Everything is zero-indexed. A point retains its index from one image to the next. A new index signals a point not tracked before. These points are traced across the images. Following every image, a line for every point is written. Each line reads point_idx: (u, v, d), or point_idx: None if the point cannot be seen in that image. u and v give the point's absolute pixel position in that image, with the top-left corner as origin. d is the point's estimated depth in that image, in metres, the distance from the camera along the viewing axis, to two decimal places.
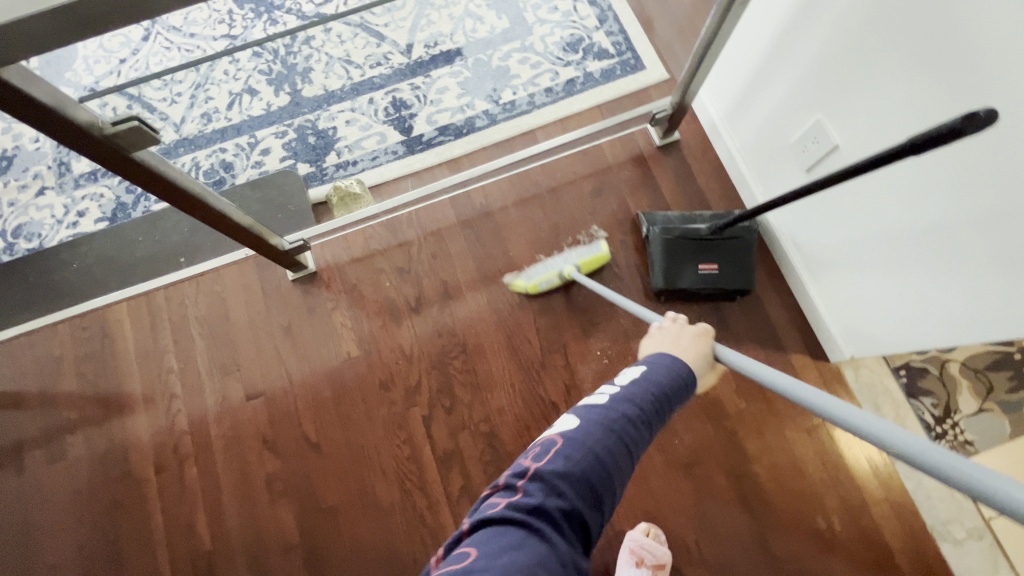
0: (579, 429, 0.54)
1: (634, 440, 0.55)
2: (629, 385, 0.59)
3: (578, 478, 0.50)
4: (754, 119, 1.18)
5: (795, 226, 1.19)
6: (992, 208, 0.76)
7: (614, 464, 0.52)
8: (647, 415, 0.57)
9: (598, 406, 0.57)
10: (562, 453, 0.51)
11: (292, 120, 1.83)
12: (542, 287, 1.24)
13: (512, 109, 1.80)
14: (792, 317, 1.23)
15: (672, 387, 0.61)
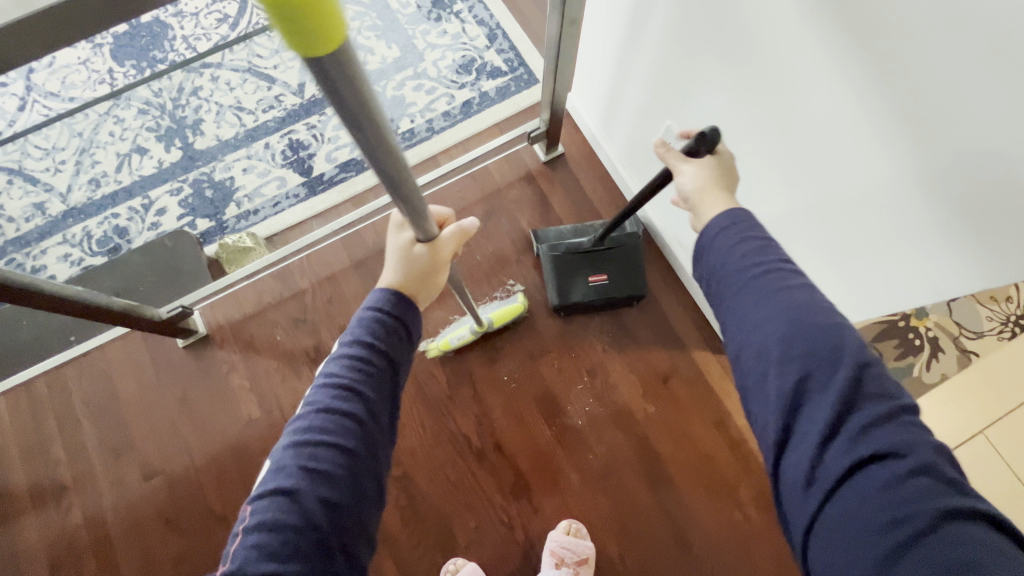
0: (287, 469, 0.50)
1: (349, 439, 0.51)
2: (326, 378, 0.54)
3: (288, 529, 0.47)
4: (621, 126, 1.19)
5: (674, 227, 1.20)
6: (825, 199, 0.79)
7: (330, 485, 0.49)
8: (353, 404, 0.53)
9: (302, 427, 0.52)
10: (265, 517, 0.48)
11: (186, 175, 1.76)
12: (453, 344, 1.19)
13: (411, 138, 1.79)
14: (691, 314, 1.24)
15: (382, 343, 0.57)
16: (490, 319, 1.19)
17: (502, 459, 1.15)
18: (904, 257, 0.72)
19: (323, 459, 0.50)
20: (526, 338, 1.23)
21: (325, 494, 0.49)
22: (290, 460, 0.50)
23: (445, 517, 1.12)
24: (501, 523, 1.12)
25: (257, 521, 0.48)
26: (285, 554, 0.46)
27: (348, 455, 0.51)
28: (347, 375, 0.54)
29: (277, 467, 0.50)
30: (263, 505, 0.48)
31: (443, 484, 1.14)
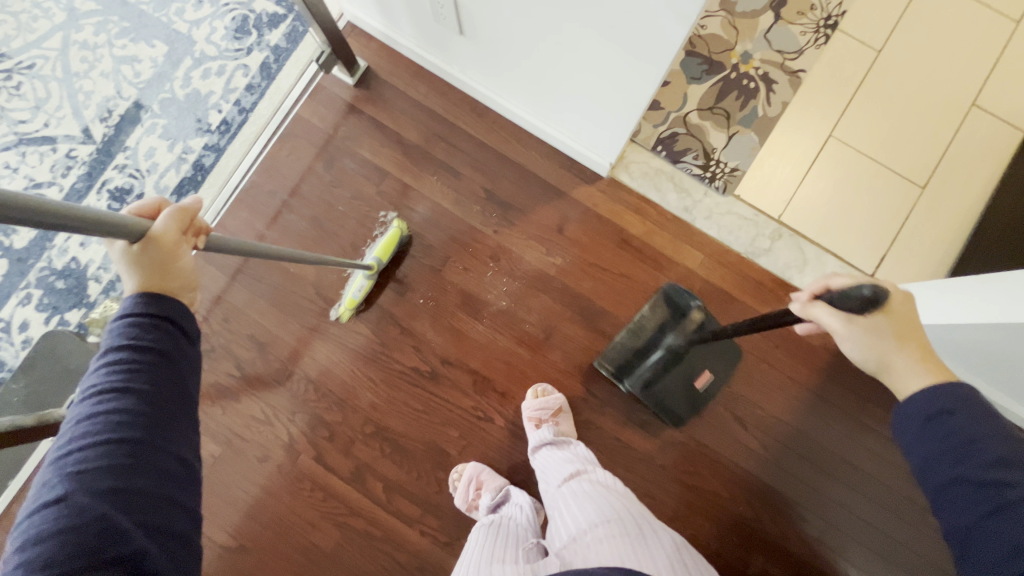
0: (50, 483, 0.45)
1: (125, 431, 0.48)
2: (88, 383, 0.50)
3: (63, 545, 0.42)
4: (396, 10, 1.12)
5: (500, 88, 1.18)
6: None
7: (110, 484, 0.46)
8: (125, 398, 0.49)
9: (66, 437, 0.47)
10: (30, 541, 0.43)
11: (26, 279, 1.60)
12: (358, 296, 1.19)
13: (230, 128, 1.66)
14: (555, 160, 1.26)
15: (151, 332, 0.53)
16: (378, 257, 1.19)
17: (454, 369, 1.20)
18: (650, 12, 0.72)
19: (101, 459, 0.47)
20: (424, 257, 1.24)
21: (107, 495, 0.45)
22: (56, 471, 0.46)
23: (431, 442, 1.19)
24: (480, 420, 1.20)
25: (21, 549, 0.42)
26: (62, 562, 0.42)
27: (131, 448, 0.48)
28: (111, 372, 0.50)
29: (41, 491, 0.45)
30: (29, 531, 0.43)
31: (415, 417, 1.19)
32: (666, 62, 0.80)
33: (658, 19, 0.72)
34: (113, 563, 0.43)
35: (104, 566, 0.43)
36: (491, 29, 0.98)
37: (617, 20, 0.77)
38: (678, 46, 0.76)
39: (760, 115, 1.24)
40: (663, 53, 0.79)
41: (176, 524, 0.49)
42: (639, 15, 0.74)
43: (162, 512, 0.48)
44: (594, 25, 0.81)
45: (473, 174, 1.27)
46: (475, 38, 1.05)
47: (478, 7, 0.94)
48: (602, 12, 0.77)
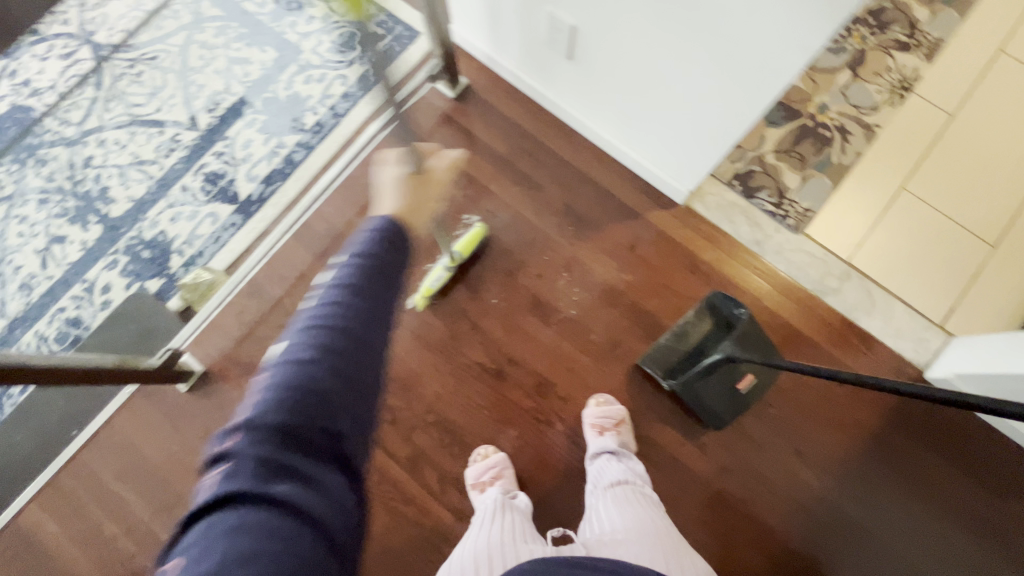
0: (286, 350, 0.49)
1: (353, 325, 0.51)
2: (332, 274, 0.54)
3: (296, 406, 0.46)
4: (507, 36, 1.25)
5: (591, 112, 1.28)
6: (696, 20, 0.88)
7: (335, 366, 0.49)
8: (357, 295, 0.53)
9: (306, 314, 0.52)
10: (269, 393, 0.46)
11: (116, 245, 1.71)
12: (435, 286, 1.26)
13: (322, 129, 1.79)
14: (633, 183, 1.33)
15: (387, 248, 0.58)
16: (458, 253, 1.26)
17: (518, 369, 1.24)
18: (773, 41, 0.82)
19: (336, 343, 0.50)
20: (500, 259, 1.30)
21: (334, 376, 0.48)
22: (298, 341, 0.50)
23: (488, 438, 1.21)
24: (538, 422, 1.22)
25: (261, 397, 0.47)
26: (293, 420, 0.46)
27: (357, 341, 0.51)
28: (351, 270, 0.54)
29: (285, 352, 0.49)
30: (272, 384, 0.47)
31: (475, 410, 1.22)
32: (777, 88, 0.89)
33: (780, 48, 0.82)
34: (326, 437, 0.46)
35: (321, 438, 0.46)
36: (603, 54, 1.08)
37: (737, 47, 0.87)
38: (792, 74, 0.85)
39: (835, 161, 1.30)
40: (776, 79, 0.87)
41: (371, 423, 0.51)
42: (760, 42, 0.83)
43: (364, 407, 0.51)
44: (712, 51, 0.91)
45: (555, 188, 1.34)
46: (580, 64, 1.15)
47: (596, 32, 1.05)
48: (724, 37, 0.87)
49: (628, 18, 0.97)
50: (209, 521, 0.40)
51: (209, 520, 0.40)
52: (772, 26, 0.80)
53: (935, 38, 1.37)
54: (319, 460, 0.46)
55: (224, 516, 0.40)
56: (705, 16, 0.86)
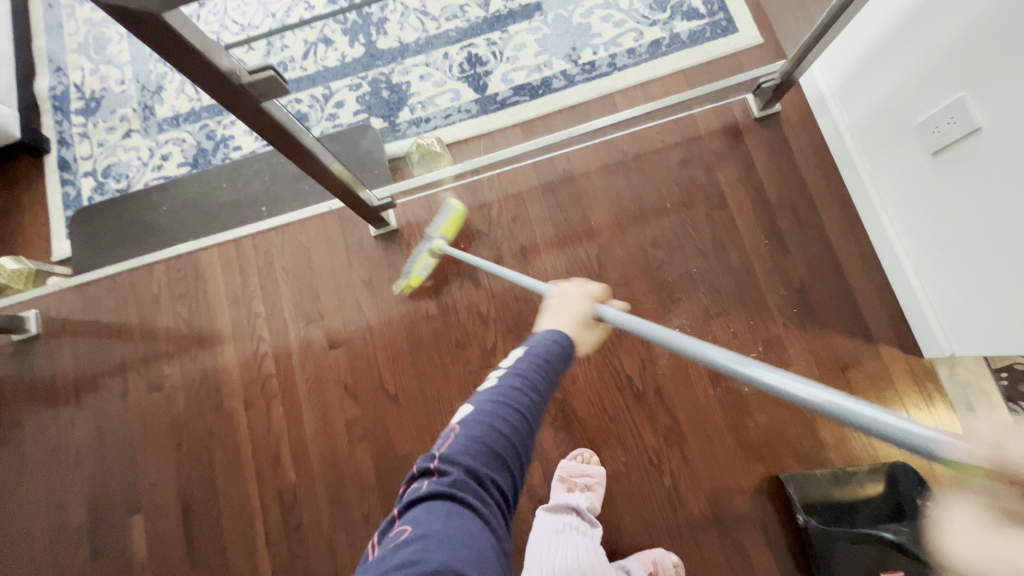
0: (473, 412, 0.57)
1: (526, 406, 0.58)
2: (518, 355, 0.62)
3: (479, 456, 0.54)
4: (875, 90, 1.09)
5: (902, 212, 1.11)
6: None
7: (514, 433, 0.56)
8: (536, 379, 0.60)
9: (490, 389, 0.59)
10: (461, 434, 0.55)
11: (365, 73, 1.74)
12: (423, 274, 1.22)
13: (591, 71, 1.73)
14: (885, 305, 1.18)
15: (558, 353, 0.64)
16: (441, 236, 1.22)
17: (660, 404, 1.18)
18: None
19: (519, 417, 0.57)
20: (705, 295, 1.21)
21: (509, 441, 0.55)
22: (485, 406, 0.57)
23: (596, 445, 1.17)
24: (649, 464, 1.15)
25: (458, 435, 0.55)
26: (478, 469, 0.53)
27: (529, 419, 0.57)
28: (533, 355, 0.62)
29: (473, 414, 0.56)
30: (467, 437, 0.54)
31: (600, 413, 1.18)
32: None
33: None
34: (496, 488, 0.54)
35: (493, 488, 0.54)
36: (980, 173, 0.91)
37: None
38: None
39: None
40: None
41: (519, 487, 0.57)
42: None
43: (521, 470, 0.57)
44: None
45: (801, 262, 1.21)
46: (943, 166, 0.98)
47: (995, 151, 0.87)
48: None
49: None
50: (425, 508, 0.51)
51: (422, 522, 0.49)
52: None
53: None
54: (489, 506, 0.53)
55: (434, 510, 0.50)
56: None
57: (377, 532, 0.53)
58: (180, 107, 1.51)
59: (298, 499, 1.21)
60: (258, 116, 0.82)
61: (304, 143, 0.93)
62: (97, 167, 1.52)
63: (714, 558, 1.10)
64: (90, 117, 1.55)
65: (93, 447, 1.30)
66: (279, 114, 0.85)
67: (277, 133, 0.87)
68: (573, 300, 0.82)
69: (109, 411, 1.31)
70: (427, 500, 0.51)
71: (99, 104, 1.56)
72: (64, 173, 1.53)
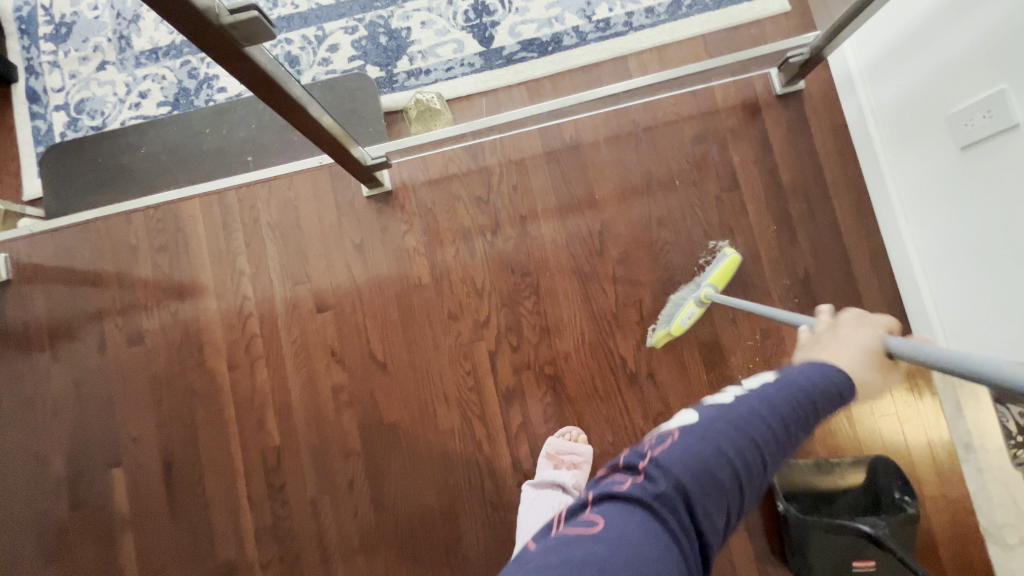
0: (700, 423, 0.51)
1: (767, 442, 0.49)
2: (765, 387, 0.53)
3: (698, 475, 0.47)
4: (909, 73, 1.02)
5: (919, 208, 1.07)
6: None
7: (737, 470, 0.47)
8: (787, 414, 0.50)
9: (724, 405, 0.53)
10: (679, 443, 0.49)
11: (363, 14, 1.65)
12: (685, 324, 1.13)
13: (605, 29, 1.61)
14: (886, 300, 1.16)
15: (829, 394, 0.53)
16: (711, 285, 1.13)
17: (652, 387, 1.17)
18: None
19: (753, 447, 0.48)
20: (707, 280, 1.19)
21: (737, 474, 0.47)
22: (715, 420, 0.50)
23: (586, 423, 1.17)
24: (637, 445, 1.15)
25: (678, 443, 0.49)
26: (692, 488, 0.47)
27: (766, 459, 0.49)
28: (787, 386, 0.52)
29: (701, 421, 0.51)
30: (685, 444, 0.49)
31: (591, 392, 1.17)
32: None
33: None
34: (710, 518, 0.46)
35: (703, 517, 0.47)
36: (1011, 174, 0.86)
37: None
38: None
39: None
40: None
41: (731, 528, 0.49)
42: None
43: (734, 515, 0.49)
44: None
45: (807, 251, 1.18)
46: (972, 162, 0.93)
47: None
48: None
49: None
50: (617, 511, 0.47)
51: (615, 520, 0.46)
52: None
53: None
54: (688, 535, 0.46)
55: (629, 513, 0.46)
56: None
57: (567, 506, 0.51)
58: (159, 40, 1.39)
59: (283, 461, 1.20)
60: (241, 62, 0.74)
61: (291, 95, 0.85)
62: (69, 101, 1.40)
63: None
64: (60, 44, 1.42)
65: (70, 399, 1.27)
66: (263, 61, 0.77)
67: (262, 81, 0.80)
68: (852, 331, 0.60)
69: (87, 363, 1.27)
70: (625, 499, 0.47)
71: (70, 31, 1.42)
72: (32, 105, 1.42)
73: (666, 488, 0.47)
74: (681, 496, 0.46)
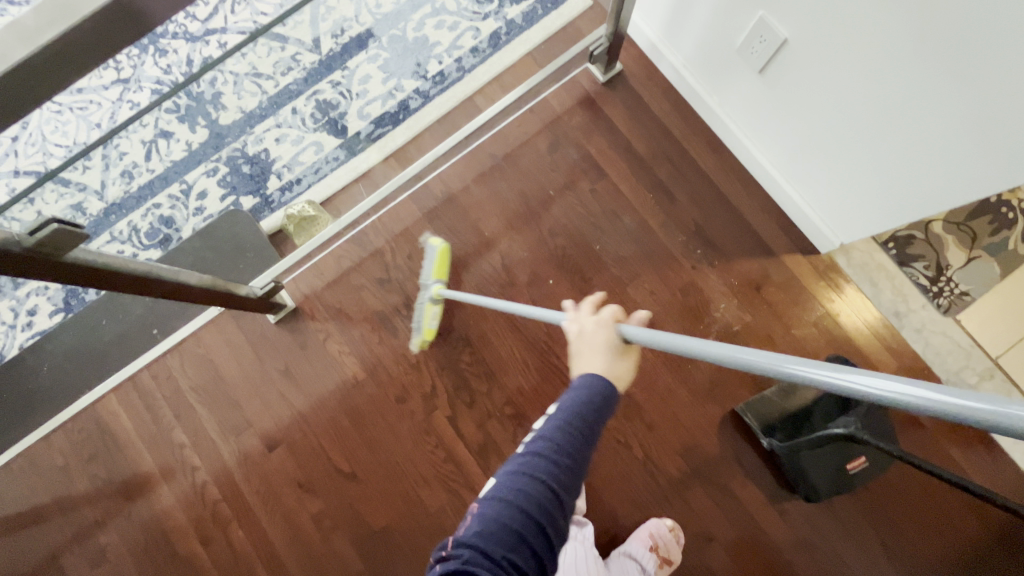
0: (495, 485, 0.58)
1: (554, 480, 0.58)
2: (549, 419, 0.63)
3: (500, 542, 0.54)
4: (692, 30, 1.13)
5: (751, 132, 1.18)
6: (955, 69, 0.76)
7: (530, 515, 0.55)
8: (570, 446, 0.60)
9: (517, 455, 0.61)
10: (477, 512, 0.57)
11: (219, 153, 1.65)
12: (434, 323, 1.18)
13: (444, 81, 1.70)
14: (773, 218, 1.23)
15: (607, 401, 0.65)
16: (435, 279, 1.19)
17: None
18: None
19: (545, 486, 0.57)
20: (613, 267, 1.23)
21: (533, 519, 0.55)
22: (507, 479, 0.58)
23: None
24: (619, 446, 1.16)
25: (479, 513, 0.57)
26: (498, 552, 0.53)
27: (556, 494, 0.57)
28: (568, 417, 0.62)
29: (493, 486, 0.59)
30: (485, 513, 0.56)
31: None
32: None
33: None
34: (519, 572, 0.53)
35: None
36: (810, 76, 0.96)
37: (1000, 120, 0.75)
38: None
39: (1010, 248, 1.16)
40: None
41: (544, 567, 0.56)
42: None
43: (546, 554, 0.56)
44: (968, 112, 0.78)
45: (689, 205, 1.25)
46: (774, 80, 1.03)
47: (813, 54, 0.93)
48: (991, 102, 0.75)
49: (886, 46, 0.82)
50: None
51: None
52: None
53: None
54: None
55: None
56: (987, 70, 0.73)
57: None
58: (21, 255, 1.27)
59: None
60: (65, 267, 0.72)
61: (131, 271, 0.83)
62: None
63: (705, 508, 1.13)
64: None
65: None
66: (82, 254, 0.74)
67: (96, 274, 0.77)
68: (593, 330, 0.72)
69: None
70: None
71: None
72: None
73: (465, 562, 0.53)
74: (480, 559, 0.53)
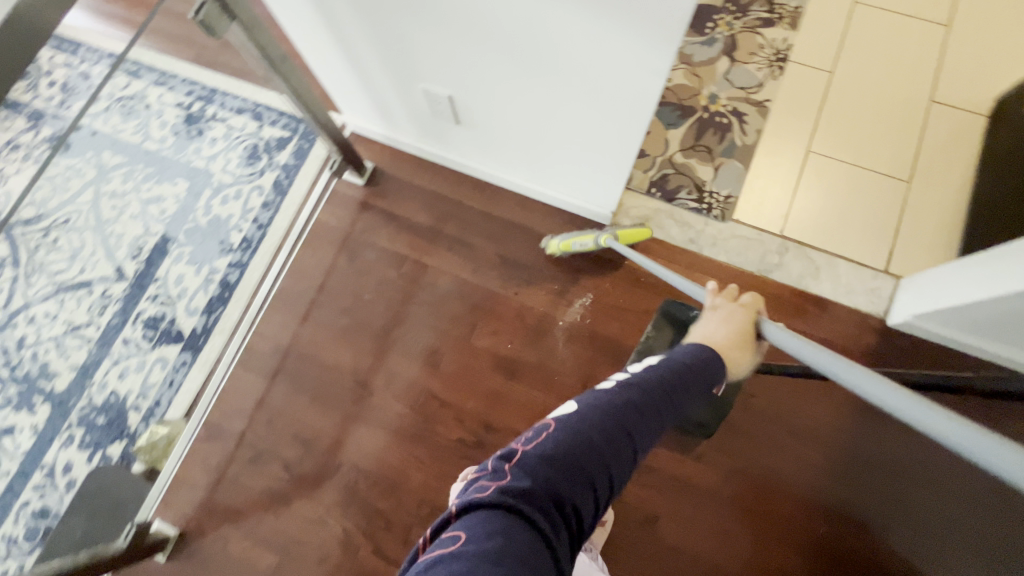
0: (575, 413, 0.57)
1: (635, 426, 0.57)
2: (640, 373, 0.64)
3: (574, 467, 0.52)
4: (398, 112, 1.25)
5: (494, 163, 1.31)
6: (548, 73, 0.89)
7: (607, 451, 0.54)
8: (652, 405, 0.60)
9: (600, 393, 0.60)
10: (555, 431, 0.54)
11: (68, 419, 1.49)
12: (575, 247, 1.23)
13: (251, 244, 1.65)
14: (558, 217, 1.34)
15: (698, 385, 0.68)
16: (613, 234, 1.19)
17: (499, 434, 1.21)
18: (630, 69, 0.80)
19: (622, 430, 0.56)
20: (453, 329, 1.29)
21: (607, 456, 0.54)
22: (587, 410, 0.57)
23: None
24: None
25: (551, 435, 0.54)
26: (569, 474, 0.51)
27: (629, 442, 0.56)
28: (645, 379, 0.63)
29: (575, 411, 0.57)
30: (567, 429, 0.54)
31: None
32: (650, 112, 0.87)
33: (640, 79, 0.81)
34: (583, 501, 0.51)
35: (568, 509, 0.50)
36: (485, 112, 1.09)
37: (600, 89, 0.87)
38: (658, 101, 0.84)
39: (740, 145, 1.34)
40: (646, 109, 0.87)
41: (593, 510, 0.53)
42: (621, 85, 0.84)
43: (601, 492, 0.53)
44: (581, 94, 0.90)
45: (486, 244, 1.34)
46: (470, 124, 1.16)
47: (470, 97, 1.06)
48: (584, 83, 0.87)
49: (503, 78, 0.95)
50: (483, 516, 0.46)
51: (474, 527, 0.45)
52: (624, 71, 0.80)
53: (794, 6, 1.45)
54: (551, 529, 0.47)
55: (490, 517, 0.46)
56: (556, 63, 0.86)
57: (431, 528, 0.49)
58: None
59: None
60: None
61: None
62: None
63: (636, 495, 1.14)
64: None
65: None
66: None
67: None
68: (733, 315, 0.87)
69: None
70: (495, 492, 0.48)
71: None
72: None
73: (545, 476, 0.50)
74: (551, 485, 0.50)
